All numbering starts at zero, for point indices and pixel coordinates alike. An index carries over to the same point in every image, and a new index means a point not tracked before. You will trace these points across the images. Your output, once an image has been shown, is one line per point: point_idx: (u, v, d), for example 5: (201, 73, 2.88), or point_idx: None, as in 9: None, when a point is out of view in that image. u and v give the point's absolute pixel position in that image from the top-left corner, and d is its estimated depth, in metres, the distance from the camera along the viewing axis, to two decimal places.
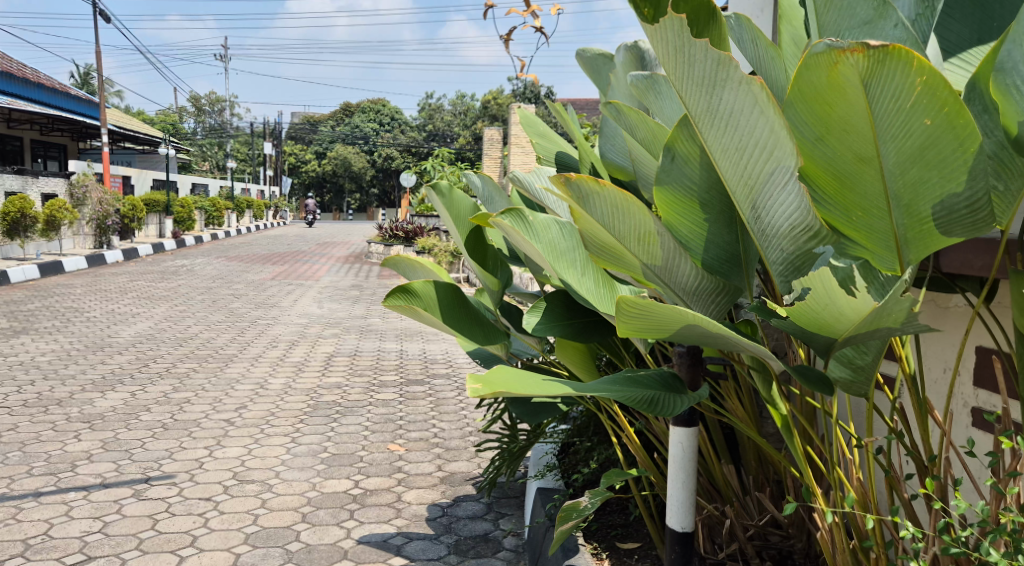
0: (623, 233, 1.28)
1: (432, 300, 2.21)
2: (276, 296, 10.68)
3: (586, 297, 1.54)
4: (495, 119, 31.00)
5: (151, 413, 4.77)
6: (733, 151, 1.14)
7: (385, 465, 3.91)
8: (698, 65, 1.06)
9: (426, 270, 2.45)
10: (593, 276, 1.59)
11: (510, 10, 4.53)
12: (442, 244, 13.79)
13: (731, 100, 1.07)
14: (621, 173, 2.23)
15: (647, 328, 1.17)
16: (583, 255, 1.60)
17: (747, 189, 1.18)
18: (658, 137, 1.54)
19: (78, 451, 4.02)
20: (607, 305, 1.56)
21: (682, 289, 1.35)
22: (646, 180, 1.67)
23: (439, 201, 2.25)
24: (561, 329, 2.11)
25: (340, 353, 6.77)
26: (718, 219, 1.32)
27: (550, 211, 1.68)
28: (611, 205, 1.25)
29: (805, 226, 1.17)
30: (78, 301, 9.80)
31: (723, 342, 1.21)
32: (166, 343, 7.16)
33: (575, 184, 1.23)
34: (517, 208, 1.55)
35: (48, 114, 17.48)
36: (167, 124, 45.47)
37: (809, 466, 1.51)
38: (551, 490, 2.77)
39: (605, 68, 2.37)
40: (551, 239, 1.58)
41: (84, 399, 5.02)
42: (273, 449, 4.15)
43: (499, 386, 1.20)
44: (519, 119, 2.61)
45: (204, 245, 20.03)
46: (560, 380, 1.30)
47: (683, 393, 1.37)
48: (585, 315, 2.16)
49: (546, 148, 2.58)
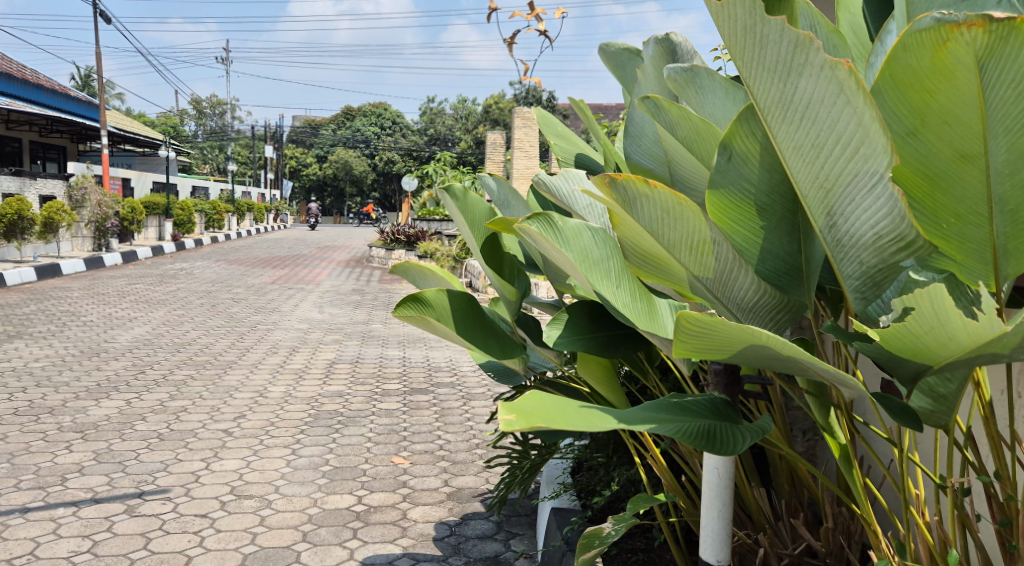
0: (673, 241, 1.14)
1: (446, 310, 2.07)
2: (276, 301, 10.54)
3: (623, 312, 1.39)
4: (496, 124, 30.84)
5: (147, 422, 4.62)
6: (808, 148, 0.95)
7: (390, 479, 3.75)
8: (771, 48, 0.88)
9: (436, 277, 2.31)
10: (629, 289, 1.44)
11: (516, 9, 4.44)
12: (444, 248, 13.65)
13: (810, 89, 0.89)
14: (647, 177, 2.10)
15: (708, 349, 1.01)
16: (617, 266, 1.45)
17: (822, 192, 0.99)
18: (701, 133, 1.39)
19: (69, 462, 3.86)
20: (645, 320, 1.41)
21: (736, 304, 1.19)
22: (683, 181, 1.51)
23: (454, 205, 2.10)
24: (585, 344, 1.97)
25: (341, 360, 6.61)
26: (778, 225, 1.16)
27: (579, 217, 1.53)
28: (662, 206, 1.10)
29: (897, 235, 0.98)
30: (75, 305, 9.66)
31: (792, 366, 1.05)
32: (164, 349, 7.02)
33: (621, 185, 1.08)
34: (545, 213, 1.41)
35: (47, 116, 17.39)
36: (168, 127, 45.40)
37: (869, 502, 1.35)
38: (567, 511, 2.61)
39: (629, 65, 2.23)
40: (584, 246, 1.43)
41: (78, 408, 4.87)
42: (272, 461, 3.99)
43: (536, 418, 1.07)
44: (536, 118, 2.45)
45: (203, 248, 19.91)
46: (599, 408, 1.15)
47: (738, 421, 1.22)
48: (610, 328, 2.01)
49: (565, 149, 2.43)
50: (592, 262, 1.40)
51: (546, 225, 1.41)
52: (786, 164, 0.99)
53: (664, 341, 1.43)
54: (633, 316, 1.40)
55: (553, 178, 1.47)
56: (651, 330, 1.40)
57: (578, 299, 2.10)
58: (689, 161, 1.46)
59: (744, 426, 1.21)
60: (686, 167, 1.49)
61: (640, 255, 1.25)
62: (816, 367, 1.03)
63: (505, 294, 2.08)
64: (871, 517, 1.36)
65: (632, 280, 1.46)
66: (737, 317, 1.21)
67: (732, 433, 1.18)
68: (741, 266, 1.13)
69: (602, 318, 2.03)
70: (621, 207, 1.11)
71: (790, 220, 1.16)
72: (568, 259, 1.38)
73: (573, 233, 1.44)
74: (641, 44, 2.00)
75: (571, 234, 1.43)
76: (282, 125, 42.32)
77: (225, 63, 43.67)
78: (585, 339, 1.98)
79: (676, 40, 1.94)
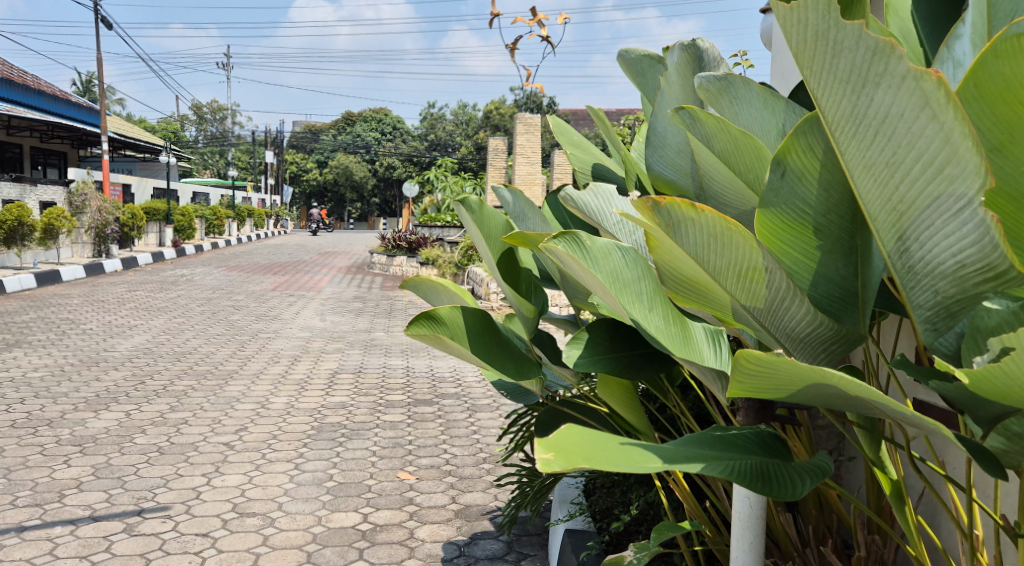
0: (719, 267, 1.04)
1: (460, 328, 1.98)
2: (277, 308, 10.44)
3: (656, 338, 1.29)
4: (498, 129, 30.71)
5: (146, 435, 4.52)
6: (881, 166, 0.88)
7: (396, 496, 3.65)
8: (845, 58, 0.82)
9: (448, 292, 2.23)
10: (661, 312, 1.34)
11: (520, 14, 4.36)
12: (447, 255, 13.54)
13: (887, 101, 0.82)
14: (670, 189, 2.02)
15: (770, 387, 0.92)
16: (649, 287, 1.35)
17: (895, 215, 0.92)
18: (740, 146, 1.29)
19: (67, 478, 3.77)
20: (679, 345, 1.32)
21: (785, 333, 1.09)
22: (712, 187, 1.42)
23: (468, 218, 2.01)
24: (605, 364, 1.87)
25: (344, 370, 6.51)
26: (833, 248, 1.08)
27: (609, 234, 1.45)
28: (708, 231, 1.00)
29: (981, 264, 0.89)
30: (75, 313, 9.56)
31: (856, 402, 0.96)
32: (164, 358, 6.92)
33: (664, 210, 0.99)
34: (573, 231, 1.32)
35: (47, 122, 17.31)
36: (169, 133, 45.37)
37: (921, 540, 1.26)
38: (582, 534, 2.52)
39: (651, 72, 2.15)
40: (614, 266, 1.33)
41: (76, 420, 4.77)
42: (275, 477, 3.89)
43: (577, 457, 0.99)
44: (551, 126, 2.36)
45: (204, 254, 19.81)
46: (642, 445, 1.07)
47: (790, 458, 1.14)
48: (632, 347, 1.92)
49: (582, 159, 2.33)
50: (622, 282, 1.31)
51: (573, 243, 1.32)
52: (856, 181, 0.92)
53: (700, 368, 1.33)
54: (666, 340, 1.30)
55: (580, 193, 1.37)
56: (687, 357, 1.31)
57: (598, 316, 2.02)
58: (723, 174, 1.36)
59: (796, 463, 1.13)
60: (720, 182, 1.39)
61: (679, 278, 1.16)
62: (883, 405, 0.94)
63: (522, 310, 1.98)
64: (923, 555, 1.27)
65: (665, 302, 1.36)
66: (785, 346, 1.12)
67: (786, 471, 1.10)
68: (796, 294, 1.03)
69: (623, 336, 1.94)
70: (663, 232, 1.02)
71: (847, 241, 1.07)
72: (597, 280, 1.28)
73: (601, 252, 1.34)
74: (665, 51, 1.93)
75: (599, 253, 1.34)
76: (282, 131, 42.27)
77: (226, 69, 43.63)
78: (604, 359, 1.89)
79: (704, 46, 1.89)
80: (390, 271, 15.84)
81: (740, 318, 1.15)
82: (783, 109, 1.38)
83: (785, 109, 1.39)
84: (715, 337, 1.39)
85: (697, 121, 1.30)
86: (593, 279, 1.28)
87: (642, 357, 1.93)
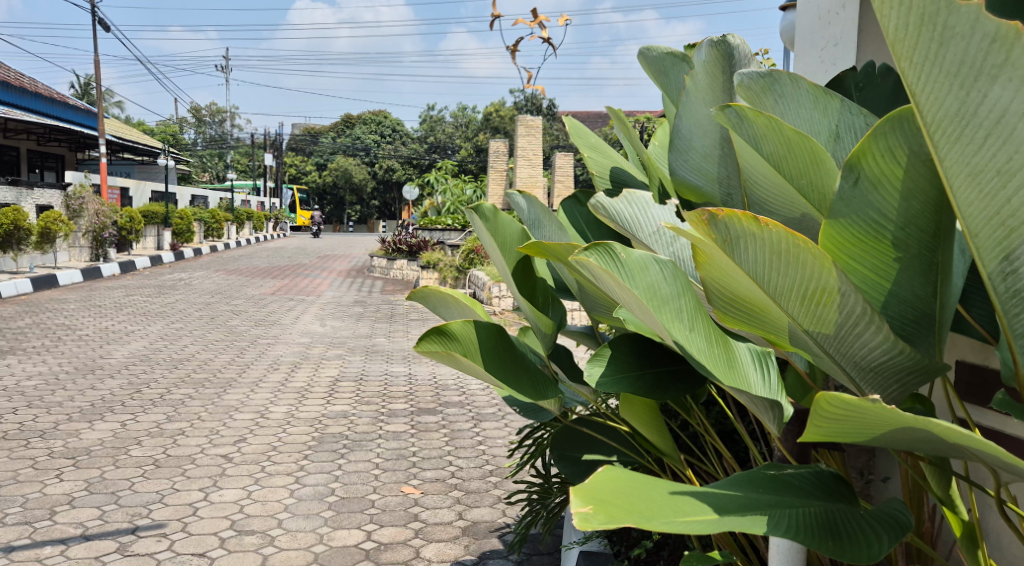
0: (781, 288, 0.91)
1: (473, 344, 1.86)
2: (276, 313, 10.31)
3: (699, 362, 1.17)
4: (497, 132, 30.56)
5: (142, 447, 4.39)
6: (996, 172, 0.89)
7: (400, 512, 3.52)
8: (956, 54, 0.83)
9: (459, 305, 2.12)
10: (703, 331, 1.21)
11: None
12: (448, 258, 13.22)
13: (1003, 101, 0.84)
14: (695, 195, 1.90)
15: (854, 431, 0.81)
16: (688, 304, 1.22)
17: (1003, 228, 0.92)
18: (793, 148, 1.17)
19: (58, 493, 3.63)
20: (724, 370, 1.18)
21: (854, 361, 0.97)
22: (761, 190, 1.30)
23: (481, 226, 1.89)
24: (628, 384, 1.75)
25: (345, 377, 6.38)
26: (910, 266, 1.08)
27: (642, 245, 1.34)
28: (771, 249, 0.87)
29: None
30: (71, 318, 9.43)
31: (951, 446, 0.82)
32: (161, 365, 6.79)
33: (722, 224, 0.87)
34: (607, 242, 1.20)
35: (44, 124, 17.17)
36: (167, 136, 45.27)
37: None
38: (597, 555, 2.38)
39: (674, 71, 2.03)
40: (652, 281, 1.21)
41: (70, 431, 4.64)
42: (275, 491, 3.76)
43: (618, 510, 0.86)
44: (568, 127, 2.25)
45: (202, 258, 19.68)
46: (692, 494, 0.93)
47: (856, 504, 1.01)
48: (658, 365, 1.80)
49: (600, 162, 2.22)
50: (661, 299, 1.18)
51: (607, 256, 1.19)
52: (956, 194, 0.93)
53: (748, 396, 1.20)
54: (711, 363, 1.18)
55: (611, 202, 1.30)
56: (733, 383, 1.18)
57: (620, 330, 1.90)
58: (771, 178, 1.25)
59: (864, 511, 1.00)
60: (766, 188, 1.28)
61: (727, 298, 1.03)
62: (980, 450, 0.81)
63: (540, 326, 1.85)
64: None
65: (707, 321, 1.23)
66: (855, 376, 1.00)
67: (857, 524, 0.96)
68: (874, 319, 0.89)
69: (648, 353, 1.81)
70: (719, 247, 0.90)
71: (922, 258, 1.07)
72: (634, 298, 1.15)
73: (637, 265, 1.21)
74: (692, 50, 1.82)
75: (636, 267, 1.21)
76: (281, 133, 42.11)
77: (225, 71, 43.48)
78: (628, 378, 1.76)
79: (736, 42, 1.77)
80: (391, 275, 15.69)
81: (798, 344, 1.02)
82: (837, 108, 1.27)
83: (839, 107, 1.28)
84: (763, 359, 1.26)
85: (746, 120, 1.17)
86: (629, 296, 1.15)
87: (670, 374, 1.81)
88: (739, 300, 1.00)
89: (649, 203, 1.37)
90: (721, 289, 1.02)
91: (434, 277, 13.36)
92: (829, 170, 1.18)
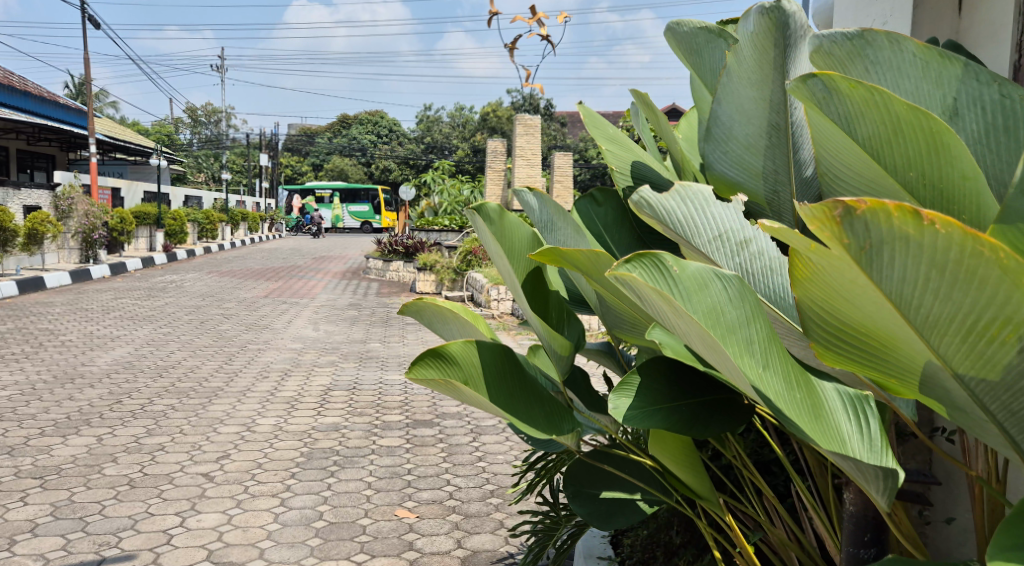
0: (933, 316, 0.76)
1: (475, 371, 1.58)
2: (268, 317, 10.00)
3: (781, 411, 0.89)
4: (494, 131, 30.28)
5: (118, 465, 4.10)
6: None
7: (394, 540, 3.24)
8: None
9: (458, 321, 1.86)
10: (780, 367, 0.93)
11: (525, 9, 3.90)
12: (445, 259, 12.89)
13: None
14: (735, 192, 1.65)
15: None
16: (760, 331, 0.94)
17: None
18: (901, 131, 0.89)
19: (21, 518, 3.35)
20: (808, 422, 0.90)
21: (1013, 410, 0.82)
22: (847, 185, 1.03)
23: (486, 230, 1.58)
24: (663, 418, 1.48)
25: (337, 386, 6.08)
26: None
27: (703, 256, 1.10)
28: (926, 260, 0.72)
29: None
30: (56, 322, 9.13)
31: None
32: (145, 373, 6.49)
33: (867, 226, 0.73)
34: (653, 250, 0.92)
35: (33, 124, 16.84)
36: (162, 136, 44.94)
37: None
38: None
39: (708, 49, 1.75)
40: (713, 300, 0.93)
41: (41, 447, 4.35)
42: (258, 516, 3.47)
43: None
44: (583, 117, 1.97)
45: (196, 259, 19.36)
46: None
47: None
48: (694, 395, 1.53)
49: (619, 156, 1.95)
50: (726, 326, 0.90)
51: (656, 268, 0.91)
52: None
53: (848, 462, 0.93)
54: (792, 410, 0.90)
55: (659, 199, 1.05)
56: (827, 444, 0.90)
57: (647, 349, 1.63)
58: (862, 170, 0.98)
59: None
60: (852, 184, 1.02)
61: (832, 328, 0.88)
62: None
63: (555, 348, 1.57)
64: None
65: (785, 354, 0.94)
66: (1006, 425, 0.84)
67: None
68: None
69: (684, 381, 1.54)
70: (851, 257, 0.76)
71: None
72: (696, 324, 0.88)
73: (696, 279, 0.93)
74: (737, 21, 1.52)
75: (695, 284, 0.93)
76: (276, 134, 41.77)
77: (221, 71, 43.15)
78: (664, 410, 1.49)
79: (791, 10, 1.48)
80: (387, 277, 15.42)
81: (930, 388, 0.86)
82: (957, 75, 1.12)
83: (960, 75, 1.12)
84: (859, 407, 0.98)
85: (836, 94, 0.91)
86: (689, 320, 0.88)
87: (710, 404, 1.53)
88: (841, 330, 0.86)
89: (709, 198, 1.12)
90: (822, 317, 0.87)
91: (431, 280, 13.05)
92: (953, 158, 0.89)
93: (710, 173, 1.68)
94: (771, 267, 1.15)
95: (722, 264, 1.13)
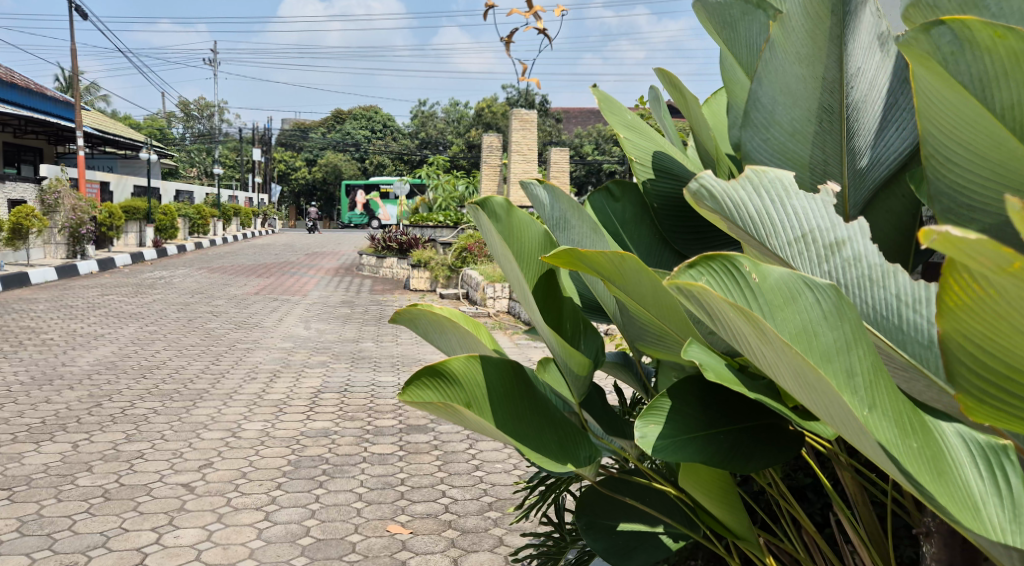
0: None
1: (479, 393, 1.36)
2: (258, 314, 9.78)
3: (898, 466, 0.72)
4: (489, 127, 30.02)
5: (92, 475, 3.88)
6: None
7: (385, 559, 3.01)
8: None
9: (457, 333, 1.65)
10: (892, 409, 0.76)
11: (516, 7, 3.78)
12: (440, 256, 12.65)
13: None
14: None
15: None
16: (869, 363, 0.77)
17: None
18: None
19: None
20: (927, 479, 0.73)
21: None
22: (965, 173, 0.94)
23: (491, 228, 1.34)
24: (698, 450, 1.25)
25: (328, 389, 5.85)
26: None
27: (780, 256, 0.96)
28: None
29: None
30: (38, 320, 8.88)
31: None
32: (128, 374, 6.25)
33: None
34: (725, 252, 0.80)
35: (19, 116, 16.58)
36: (155, 131, 44.60)
37: None
38: None
39: (744, 23, 1.51)
40: (803, 319, 0.78)
41: (12, 455, 4.14)
42: (241, 532, 3.25)
43: None
44: (597, 103, 1.75)
45: (186, 255, 19.10)
46: None
47: None
48: (735, 421, 1.31)
49: (640, 146, 1.72)
50: (823, 351, 0.75)
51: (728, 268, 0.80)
52: None
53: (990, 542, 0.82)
54: (915, 468, 0.73)
55: (724, 186, 0.94)
56: (959, 513, 0.73)
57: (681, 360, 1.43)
58: (992, 152, 0.90)
59: None
60: (972, 170, 0.93)
61: (996, 374, 0.77)
62: None
63: (572, 365, 1.35)
64: None
65: (894, 393, 0.77)
66: None
67: None
68: None
69: (723, 404, 1.32)
70: None
71: None
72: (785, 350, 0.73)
73: (780, 293, 0.78)
74: None
75: (781, 297, 0.78)
76: (269, 128, 41.44)
77: (212, 65, 42.78)
78: (702, 439, 1.27)
79: None
80: (380, 273, 15.19)
81: None
82: None
83: None
84: (994, 459, 0.88)
85: (971, 49, 0.84)
86: (778, 346, 0.74)
87: (757, 430, 1.32)
88: (1001, 377, 0.76)
89: (790, 188, 0.97)
90: (976, 361, 0.77)
91: (425, 276, 12.82)
92: None
93: (748, 162, 1.43)
94: (871, 276, 0.93)
95: (805, 272, 0.97)
